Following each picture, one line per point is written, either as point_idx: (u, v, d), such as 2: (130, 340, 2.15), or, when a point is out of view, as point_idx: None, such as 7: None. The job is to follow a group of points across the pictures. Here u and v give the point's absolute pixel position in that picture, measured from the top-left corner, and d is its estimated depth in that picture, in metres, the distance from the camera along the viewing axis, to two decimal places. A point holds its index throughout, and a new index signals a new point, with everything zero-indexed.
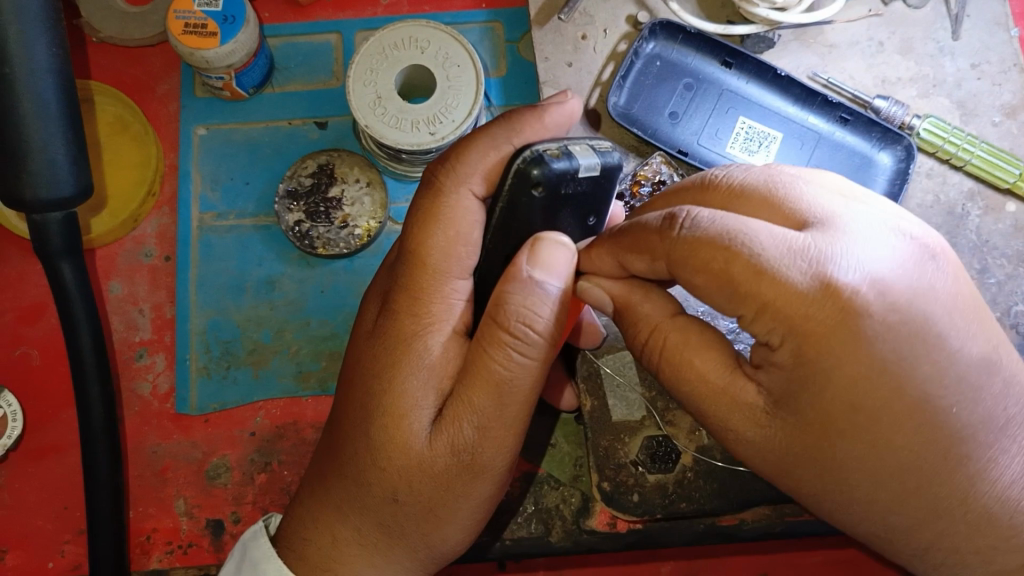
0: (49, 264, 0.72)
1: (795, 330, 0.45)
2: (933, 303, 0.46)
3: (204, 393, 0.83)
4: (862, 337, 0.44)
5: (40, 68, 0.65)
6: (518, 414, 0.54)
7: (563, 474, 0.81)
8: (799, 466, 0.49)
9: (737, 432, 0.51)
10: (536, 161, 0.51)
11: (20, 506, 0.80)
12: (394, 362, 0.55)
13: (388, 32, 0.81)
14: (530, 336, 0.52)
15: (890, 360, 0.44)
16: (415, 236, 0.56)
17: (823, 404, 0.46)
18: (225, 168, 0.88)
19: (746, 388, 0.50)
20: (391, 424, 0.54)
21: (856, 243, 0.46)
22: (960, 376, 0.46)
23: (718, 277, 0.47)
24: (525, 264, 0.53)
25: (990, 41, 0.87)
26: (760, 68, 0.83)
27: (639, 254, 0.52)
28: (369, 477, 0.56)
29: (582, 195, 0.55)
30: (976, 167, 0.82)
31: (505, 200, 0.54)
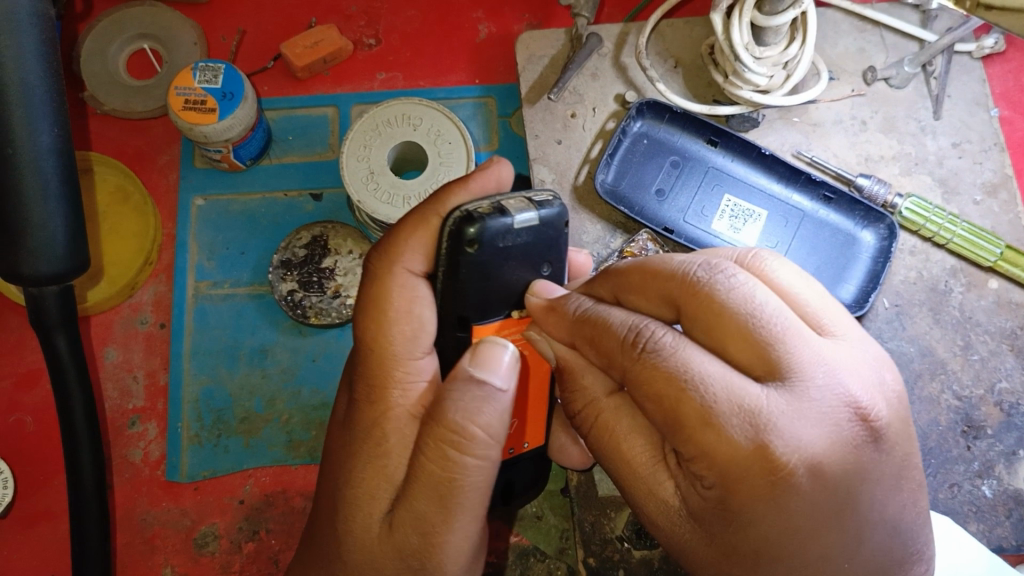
0: (44, 336, 0.73)
1: (724, 476, 0.45)
2: (862, 477, 0.47)
3: (195, 461, 0.84)
4: (773, 504, 0.45)
5: (43, 147, 0.68)
6: (470, 516, 0.52)
7: (550, 546, 0.81)
8: (697, 571, 0.51)
9: (651, 519, 0.53)
10: (468, 219, 0.56)
11: (8, 573, 0.80)
12: (355, 452, 0.56)
13: (381, 109, 0.83)
14: (471, 435, 0.51)
15: (803, 530, 0.46)
16: (370, 325, 0.58)
17: (736, 546, 0.47)
18: (223, 238, 0.90)
19: (665, 484, 0.52)
20: (351, 513, 0.55)
21: (806, 412, 0.46)
22: (866, 542, 0.47)
23: (666, 408, 0.47)
24: (467, 364, 0.53)
25: (971, 121, 0.89)
26: (744, 147, 0.85)
27: (601, 351, 0.52)
28: (337, 568, 0.57)
29: (525, 247, 0.59)
30: (958, 245, 0.83)
31: (446, 263, 0.58)
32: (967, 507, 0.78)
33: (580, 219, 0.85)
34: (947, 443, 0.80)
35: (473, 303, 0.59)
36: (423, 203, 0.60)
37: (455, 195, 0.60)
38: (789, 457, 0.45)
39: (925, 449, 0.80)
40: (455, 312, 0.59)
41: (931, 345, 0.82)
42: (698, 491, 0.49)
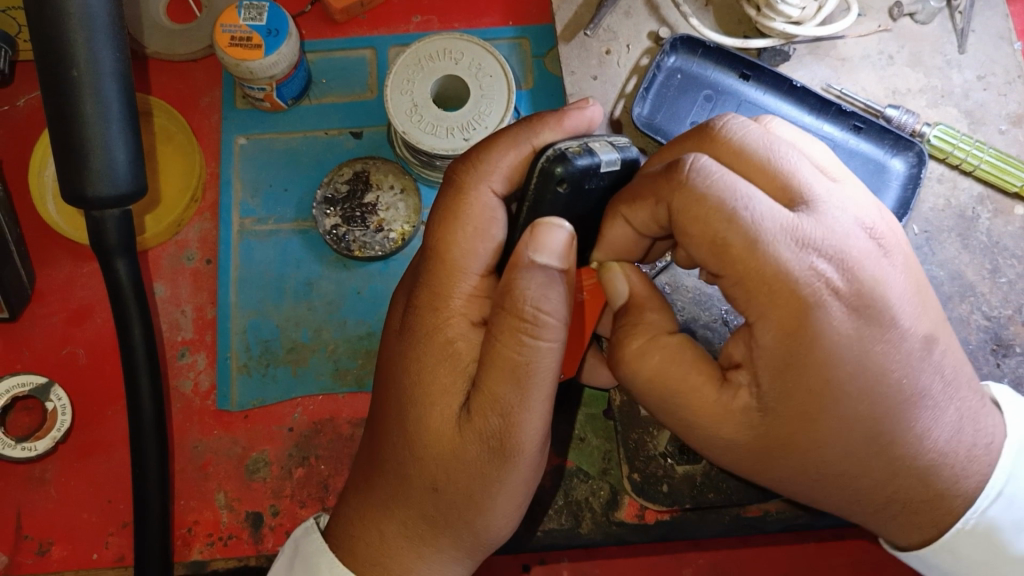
0: (105, 260, 0.75)
1: (771, 310, 0.53)
2: (886, 289, 0.54)
3: (244, 390, 0.86)
4: (819, 339, 0.52)
5: (104, 72, 0.70)
6: (543, 400, 0.54)
7: (592, 467, 0.83)
8: (772, 457, 0.57)
9: (725, 438, 0.57)
10: (560, 159, 0.56)
11: (67, 499, 0.83)
12: (419, 353, 0.58)
13: (423, 45, 0.85)
14: (542, 318, 0.53)
15: (850, 339, 0.53)
16: (440, 232, 0.59)
17: (792, 414, 0.54)
18: (265, 176, 0.91)
19: (736, 397, 0.56)
20: (424, 407, 0.57)
21: (831, 231, 0.54)
22: (908, 365, 0.55)
23: (713, 241, 0.53)
24: (527, 251, 0.54)
25: (995, 55, 0.91)
26: (776, 80, 0.87)
27: (641, 205, 0.56)
28: (410, 465, 0.58)
29: (603, 189, 0.60)
30: (985, 172, 0.86)
31: (530, 198, 0.58)
32: None
33: None
34: (977, 361, 0.83)
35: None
36: (518, 127, 0.61)
37: (548, 126, 0.61)
38: (823, 290, 0.52)
39: None
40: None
41: (960, 269, 0.85)
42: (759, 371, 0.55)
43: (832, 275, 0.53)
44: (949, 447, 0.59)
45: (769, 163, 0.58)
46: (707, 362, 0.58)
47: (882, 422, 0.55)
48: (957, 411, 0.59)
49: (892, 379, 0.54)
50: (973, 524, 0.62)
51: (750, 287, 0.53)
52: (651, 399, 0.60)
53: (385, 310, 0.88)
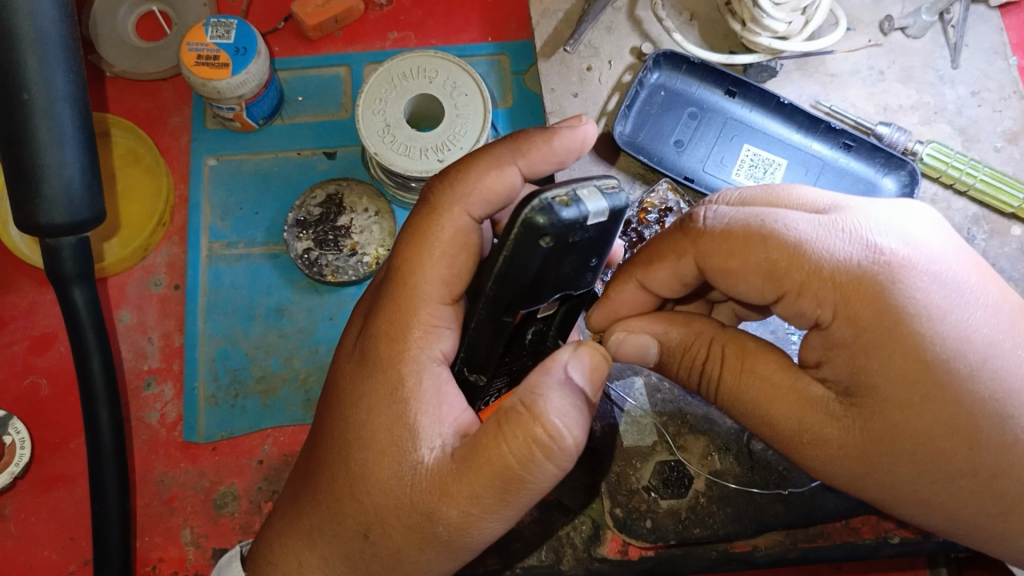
0: (61, 289, 0.73)
1: (843, 306, 0.51)
2: (948, 254, 0.53)
3: (212, 421, 0.83)
4: (902, 318, 0.51)
5: (58, 93, 0.67)
6: (515, 512, 0.51)
7: (575, 501, 0.78)
8: (873, 454, 0.52)
9: (814, 433, 0.53)
10: (544, 209, 0.47)
11: (27, 537, 0.80)
12: (373, 392, 0.54)
13: (397, 63, 0.82)
14: (561, 440, 0.49)
15: (924, 307, 0.51)
16: (406, 256, 0.56)
17: (886, 407, 0.51)
18: (235, 198, 0.89)
19: (812, 385, 0.53)
20: (373, 456, 0.53)
21: (874, 216, 0.54)
22: (993, 335, 0.52)
23: (758, 264, 0.53)
24: (563, 363, 0.51)
25: (989, 70, 0.88)
26: (763, 96, 0.84)
27: (661, 263, 0.57)
28: (346, 507, 0.54)
29: (588, 245, 0.50)
30: (980, 192, 0.82)
31: (506, 248, 0.49)
32: None
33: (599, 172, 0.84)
34: None
35: (522, 292, 0.50)
36: (503, 148, 0.58)
37: (535, 145, 0.58)
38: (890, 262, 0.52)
39: None
40: (502, 298, 0.51)
41: None
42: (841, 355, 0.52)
43: (869, 247, 0.52)
44: None
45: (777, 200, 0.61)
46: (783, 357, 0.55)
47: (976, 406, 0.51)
48: None
49: (983, 352, 0.51)
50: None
51: (816, 291, 0.52)
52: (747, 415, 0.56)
53: None
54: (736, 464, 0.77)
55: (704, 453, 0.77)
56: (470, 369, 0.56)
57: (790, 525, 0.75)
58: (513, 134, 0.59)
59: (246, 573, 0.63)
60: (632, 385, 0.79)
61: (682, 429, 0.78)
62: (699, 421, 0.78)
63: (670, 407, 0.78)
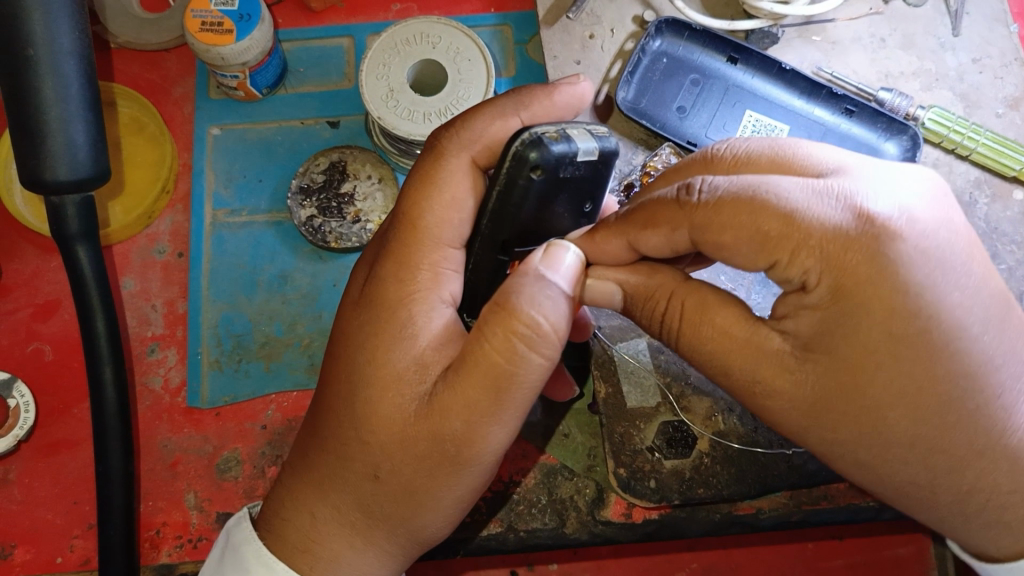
0: (65, 249, 0.73)
1: (836, 273, 0.48)
2: (952, 232, 0.49)
3: (215, 386, 0.83)
4: (895, 292, 0.47)
5: (63, 49, 0.67)
6: (514, 414, 0.51)
7: (577, 464, 0.79)
8: (829, 416, 0.50)
9: (767, 386, 0.52)
10: (535, 143, 0.51)
11: (31, 501, 0.80)
12: (376, 331, 0.54)
13: (400, 28, 0.82)
14: (541, 329, 0.49)
15: (920, 284, 0.47)
16: (412, 202, 0.57)
17: (845, 369, 0.49)
18: (239, 166, 0.89)
19: (770, 337, 0.52)
20: (374, 393, 0.53)
21: (875, 184, 0.50)
22: (979, 301, 0.49)
23: (748, 227, 0.49)
24: (535, 262, 0.51)
25: (991, 37, 0.88)
26: (764, 62, 0.84)
27: (656, 229, 0.53)
28: (352, 452, 0.54)
29: (577, 178, 0.54)
30: (981, 155, 0.82)
31: (502, 182, 0.52)
32: None
33: None
34: None
35: (517, 230, 0.55)
36: (506, 102, 0.59)
37: (537, 100, 0.60)
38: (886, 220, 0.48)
39: None
40: (497, 236, 0.55)
41: None
42: (807, 308, 0.50)
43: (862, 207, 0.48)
44: None
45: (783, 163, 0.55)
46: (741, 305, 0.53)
47: (954, 374, 0.48)
48: None
49: (967, 318, 0.48)
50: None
51: (807, 253, 0.48)
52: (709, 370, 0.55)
53: None
54: (740, 425, 0.77)
55: (708, 414, 0.77)
56: (470, 316, 0.60)
57: (794, 485, 0.75)
58: (515, 88, 0.61)
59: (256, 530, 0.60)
60: (637, 347, 0.79)
61: (686, 390, 0.78)
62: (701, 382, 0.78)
63: (673, 368, 0.78)
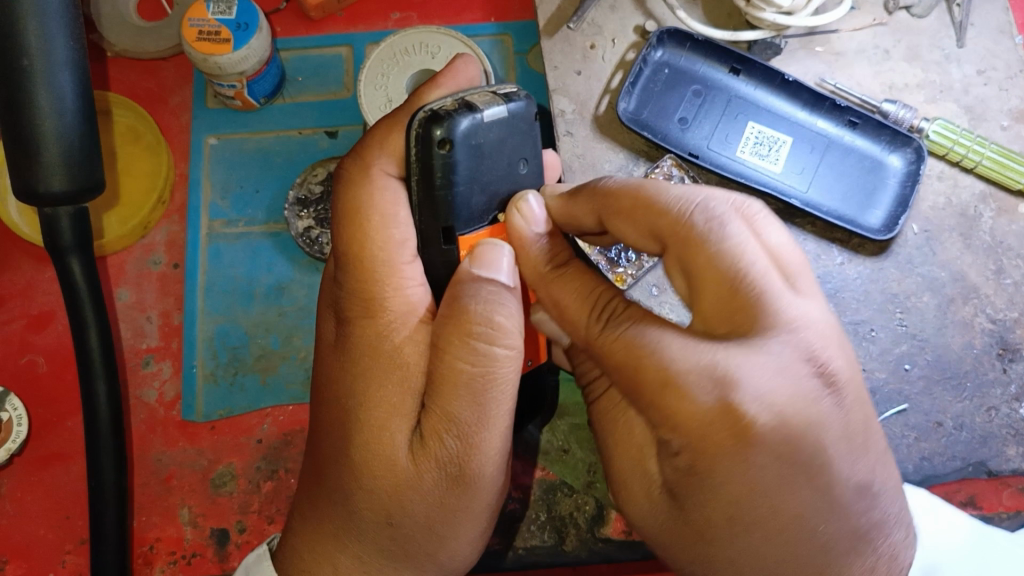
0: (58, 260, 0.72)
1: (691, 449, 0.48)
2: (822, 432, 0.49)
3: (211, 399, 0.82)
4: (740, 485, 0.48)
5: (58, 60, 0.66)
6: (502, 417, 0.52)
7: (577, 480, 0.78)
8: (674, 545, 0.53)
9: (632, 501, 0.55)
10: (435, 119, 0.52)
11: (23, 515, 0.79)
12: (363, 369, 0.54)
13: (399, 38, 0.81)
14: (499, 325, 0.50)
15: (768, 487, 0.48)
16: (350, 238, 0.57)
17: (693, 521, 0.50)
18: (236, 176, 0.88)
19: (647, 461, 0.53)
20: (371, 434, 0.52)
21: (769, 365, 0.48)
22: (835, 501, 0.50)
23: (631, 369, 0.49)
24: (468, 266, 0.52)
25: (996, 49, 0.87)
26: (767, 74, 0.83)
27: (578, 312, 0.54)
28: (359, 498, 0.53)
29: (497, 144, 0.54)
30: (987, 168, 0.81)
31: (418, 171, 0.53)
32: (1005, 431, 0.77)
33: (602, 148, 0.84)
34: (982, 366, 0.79)
35: (458, 211, 0.54)
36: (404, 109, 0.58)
37: (427, 100, 0.60)
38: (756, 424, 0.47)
39: (960, 372, 0.79)
40: (438, 222, 0.55)
41: (962, 270, 0.81)
42: (669, 460, 0.51)
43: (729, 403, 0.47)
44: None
45: (731, 280, 0.51)
46: None
47: (796, 558, 0.50)
48: (890, 548, 0.54)
49: (818, 517, 0.49)
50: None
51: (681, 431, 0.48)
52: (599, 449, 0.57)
53: None
54: None
55: None
56: None
57: None
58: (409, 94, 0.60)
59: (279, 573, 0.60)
60: None
61: None
62: None
63: None
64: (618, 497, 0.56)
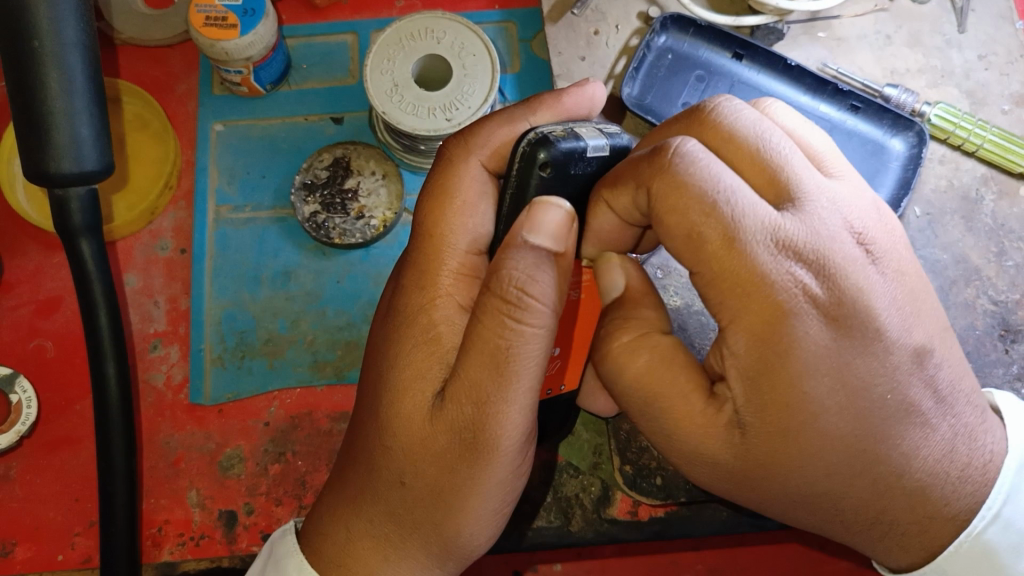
0: (68, 241, 0.73)
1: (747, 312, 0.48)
2: (871, 291, 0.49)
3: (219, 383, 0.82)
4: (804, 347, 0.48)
5: (69, 42, 0.67)
6: (525, 393, 0.50)
7: (583, 461, 0.79)
8: (754, 473, 0.51)
9: (706, 454, 0.52)
10: (543, 142, 0.53)
11: (32, 498, 0.79)
12: (398, 336, 0.55)
13: (404, 24, 0.82)
14: (529, 302, 0.48)
15: (830, 352, 0.48)
16: (431, 214, 0.58)
17: (772, 435, 0.49)
18: (242, 162, 0.88)
19: (721, 413, 0.51)
20: (397, 398, 0.53)
21: (812, 227, 0.49)
22: (891, 367, 0.50)
23: (688, 227, 0.48)
24: (522, 230, 0.50)
25: (997, 34, 0.88)
26: (770, 59, 0.84)
27: (624, 190, 0.52)
28: (379, 458, 0.54)
29: (592, 179, 0.57)
30: (988, 152, 0.82)
31: (514, 185, 0.55)
32: None
33: None
34: (984, 347, 0.79)
35: None
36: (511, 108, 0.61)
37: (543, 104, 0.61)
38: (795, 296, 0.48)
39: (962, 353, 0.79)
40: None
41: (965, 252, 0.81)
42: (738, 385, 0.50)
43: (811, 281, 0.48)
44: (949, 461, 0.53)
45: (758, 154, 0.52)
46: (694, 371, 0.52)
47: (866, 434, 0.49)
48: (956, 426, 0.53)
49: (884, 384, 0.49)
50: (970, 541, 0.55)
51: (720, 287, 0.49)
52: (634, 406, 0.55)
53: (365, 301, 0.84)
54: None
55: None
56: None
57: None
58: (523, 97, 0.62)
59: (297, 543, 0.60)
60: None
61: None
62: None
63: None
64: (682, 451, 0.53)
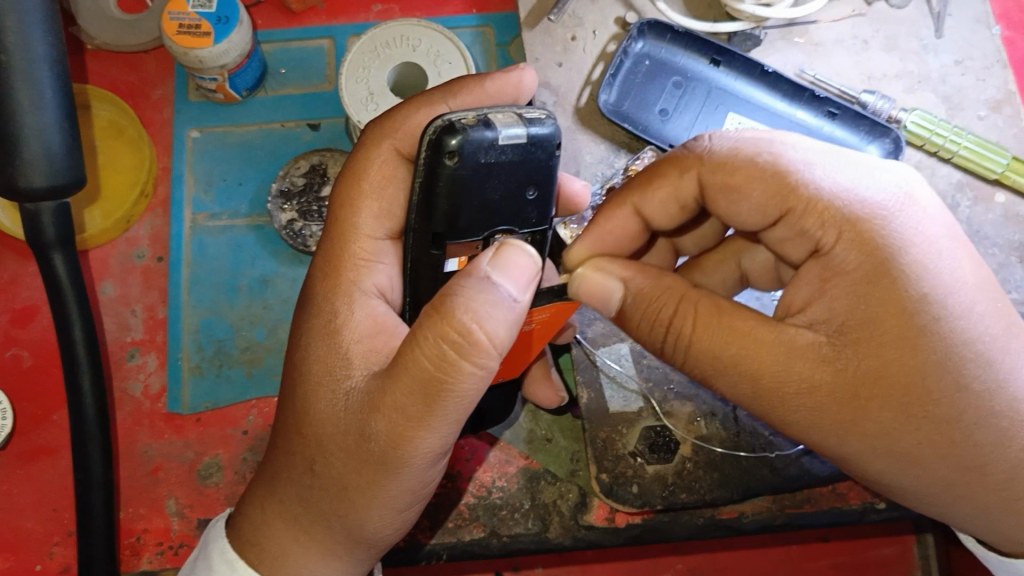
0: (42, 255, 0.72)
1: (845, 230, 0.50)
2: (938, 217, 0.53)
3: (197, 392, 0.82)
4: (894, 255, 0.50)
5: (38, 57, 0.67)
6: (445, 420, 0.51)
7: (561, 469, 0.80)
8: (877, 418, 0.49)
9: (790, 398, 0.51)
10: (449, 129, 0.51)
11: (10, 508, 0.79)
12: (311, 326, 0.57)
13: (381, 31, 0.81)
14: (474, 337, 0.48)
15: (921, 257, 0.50)
16: (344, 199, 0.61)
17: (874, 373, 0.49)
18: (219, 169, 0.88)
19: (800, 335, 0.50)
20: (319, 391, 0.55)
21: (875, 169, 0.53)
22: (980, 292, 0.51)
23: (753, 183, 0.53)
24: (485, 264, 0.50)
25: (973, 38, 0.88)
26: (748, 64, 0.83)
27: (662, 182, 0.57)
28: (295, 445, 0.56)
29: (512, 169, 0.53)
30: (964, 159, 0.82)
31: (423, 174, 0.52)
32: None
33: (584, 139, 0.84)
34: None
35: (448, 220, 0.54)
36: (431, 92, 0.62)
37: (464, 89, 0.62)
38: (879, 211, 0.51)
39: None
40: (428, 227, 0.55)
41: None
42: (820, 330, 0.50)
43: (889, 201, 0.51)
44: None
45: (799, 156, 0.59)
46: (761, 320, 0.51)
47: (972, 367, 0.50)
48: None
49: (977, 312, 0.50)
50: None
51: (820, 213, 0.51)
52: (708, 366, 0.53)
53: None
54: (722, 430, 0.76)
55: (690, 418, 0.77)
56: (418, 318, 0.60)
57: (777, 489, 0.75)
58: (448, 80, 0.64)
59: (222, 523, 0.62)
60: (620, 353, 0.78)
61: (669, 396, 0.77)
62: (684, 385, 0.78)
63: (657, 372, 0.78)
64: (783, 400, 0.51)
